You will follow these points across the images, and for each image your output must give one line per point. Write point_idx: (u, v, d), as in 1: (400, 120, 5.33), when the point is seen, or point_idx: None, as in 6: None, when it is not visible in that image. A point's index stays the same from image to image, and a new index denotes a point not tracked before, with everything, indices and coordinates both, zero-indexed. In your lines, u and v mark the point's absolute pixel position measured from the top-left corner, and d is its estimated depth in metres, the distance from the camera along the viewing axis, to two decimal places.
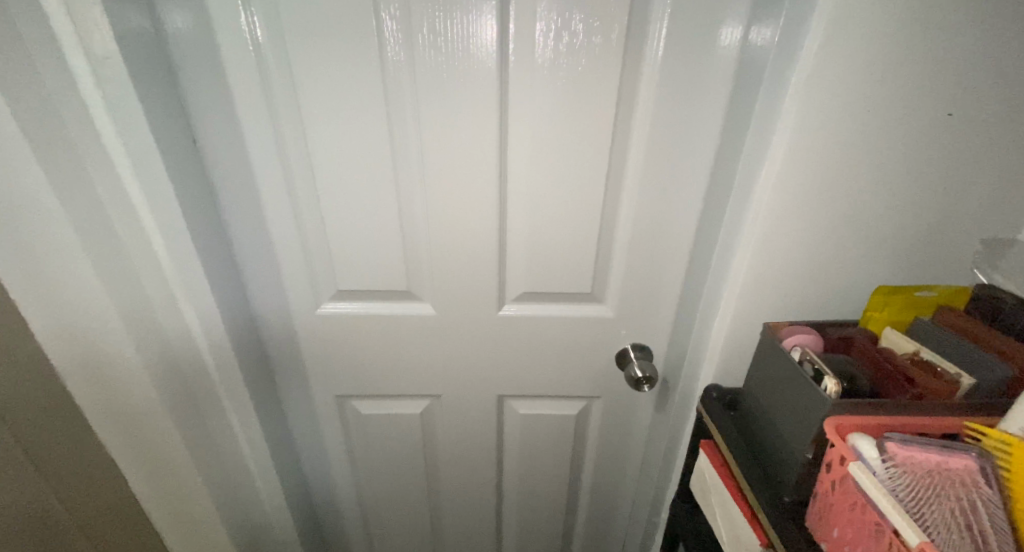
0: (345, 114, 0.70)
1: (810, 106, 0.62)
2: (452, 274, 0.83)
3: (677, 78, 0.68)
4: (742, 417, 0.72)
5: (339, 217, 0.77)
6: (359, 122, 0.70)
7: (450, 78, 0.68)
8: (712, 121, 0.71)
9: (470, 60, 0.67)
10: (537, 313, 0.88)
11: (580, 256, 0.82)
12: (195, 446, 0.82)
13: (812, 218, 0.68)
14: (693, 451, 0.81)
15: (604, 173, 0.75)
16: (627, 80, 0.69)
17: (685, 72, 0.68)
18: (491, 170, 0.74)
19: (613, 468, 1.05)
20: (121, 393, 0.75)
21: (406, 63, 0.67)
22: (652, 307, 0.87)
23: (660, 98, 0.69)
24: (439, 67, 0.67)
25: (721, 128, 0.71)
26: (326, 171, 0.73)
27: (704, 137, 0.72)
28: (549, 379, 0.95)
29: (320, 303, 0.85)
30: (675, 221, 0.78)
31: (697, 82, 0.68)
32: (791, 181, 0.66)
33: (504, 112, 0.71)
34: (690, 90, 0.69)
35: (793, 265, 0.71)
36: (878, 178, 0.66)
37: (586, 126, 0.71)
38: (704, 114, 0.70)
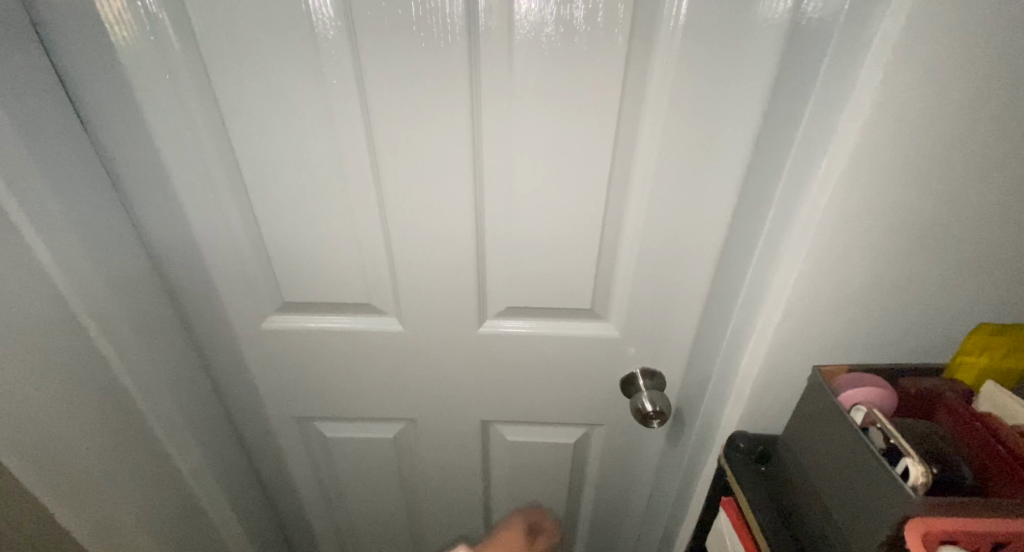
0: (271, 92, 0.55)
1: (903, 81, 0.43)
2: (422, 285, 0.68)
3: (707, 43, 0.51)
4: (777, 475, 0.57)
5: (280, 217, 0.63)
6: (291, 103, 0.55)
7: (402, 48, 0.52)
8: (752, 99, 0.53)
9: (426, 25, 0.51)
10: (525, 331, 0.73)
11: (576, 266, 0.66)
12: (143, 482, 0.68)
13: (889, 230, 0.50)
14: (711, 505, 0.66)
15: (607, 167, 0.58)
16: (639, 47, 0.52)
17: (716, 36, 0.50)
18: (463, 161, 0.58)
19: (617, 501, 0.91)
20: (57, 442, 0.58)
21: (344, 28, 0.51)
22: (665, 327, 0.71)
23: (683, 70, 0.52)
24: (387, 34, 0.51)
25: (763, 109, 0.53)
26: (256, 161, 0.59)
27: (736, 121, 0.55)
28: (541, 404, 0.81)
29: (266, 316, 0.72)
30: (697, 226, 0.62)
31: (733, 48, 0.51)
32: (864, 184, 0.48)
33: (475, 90, 0.54)
34: (722, 60, 0.52)
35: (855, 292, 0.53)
36: (982, 182, 0.48)
37: (582, 108, 0.55)
38: (737, 92, 0.53)
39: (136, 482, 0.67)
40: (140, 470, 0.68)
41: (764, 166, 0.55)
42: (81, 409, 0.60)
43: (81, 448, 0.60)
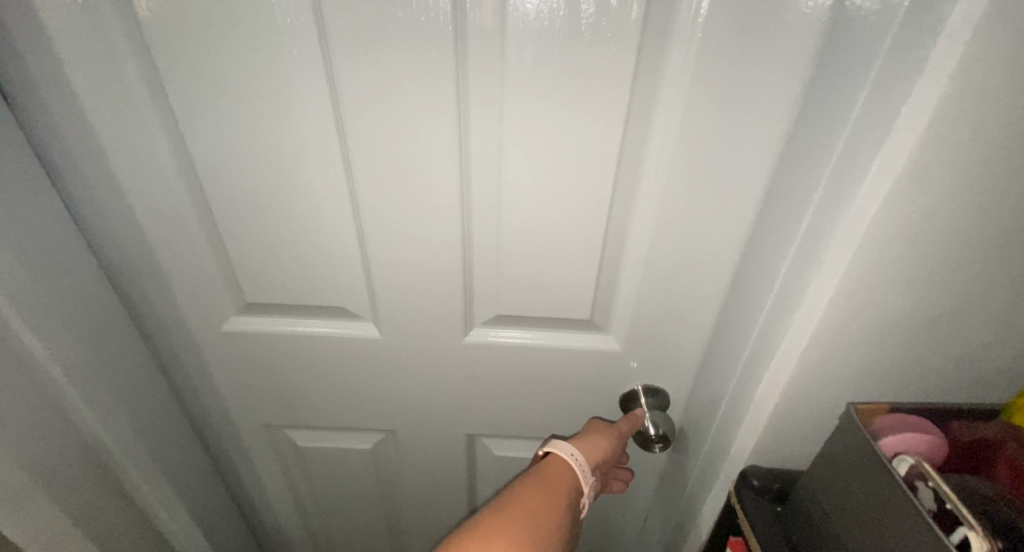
0: (223, 65, 0.47)
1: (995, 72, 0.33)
2: (402, 288, 0.61)
3: (741, 21, 0.42)
4: (794, 516, 0.51)
5: (240, 209, 0.55)
6: (246, 79, 0.47)
7: (376, 17, 0.44)
8: (788, 89, 0.45)
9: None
10: (516, 341, 0.65)
11: (574, 273, 0.59)
12: (94, 502, 0.62)
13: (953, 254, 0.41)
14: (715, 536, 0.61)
15: (614, 163, 0.51)
16: (659, 23, 0.43)
17: (752, 12, 0.42)
18: (448, 151, 0.51)
19: (614, 522, 0.84)
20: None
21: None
22: (672, 342, 0.64)
23: (706, 54, 0.44)
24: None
25: (799, 100, 0.45)
26: (209, 146, 0.51)
27: (764, 114, 0.47)
28: (532, 419, 0.74)
29: (228, 317, 0.65)
30: (713, 231, 0.54)
31: (772, 27, 0.42)
32: (930, 199, 0.39)
33: (462, 69, 0.46)
34: (758, 40, 0.43)
35: (901, 321, 0.45)
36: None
37: (586, 93, 0.47)
38: (768, 79, 0.45)
39: (90, 495, 0.61)
40: (91, 489, 0.61)
41: (794, 166, 0.47)
42: (21, 427, 0.53)
43: (26, 470, 0.54)
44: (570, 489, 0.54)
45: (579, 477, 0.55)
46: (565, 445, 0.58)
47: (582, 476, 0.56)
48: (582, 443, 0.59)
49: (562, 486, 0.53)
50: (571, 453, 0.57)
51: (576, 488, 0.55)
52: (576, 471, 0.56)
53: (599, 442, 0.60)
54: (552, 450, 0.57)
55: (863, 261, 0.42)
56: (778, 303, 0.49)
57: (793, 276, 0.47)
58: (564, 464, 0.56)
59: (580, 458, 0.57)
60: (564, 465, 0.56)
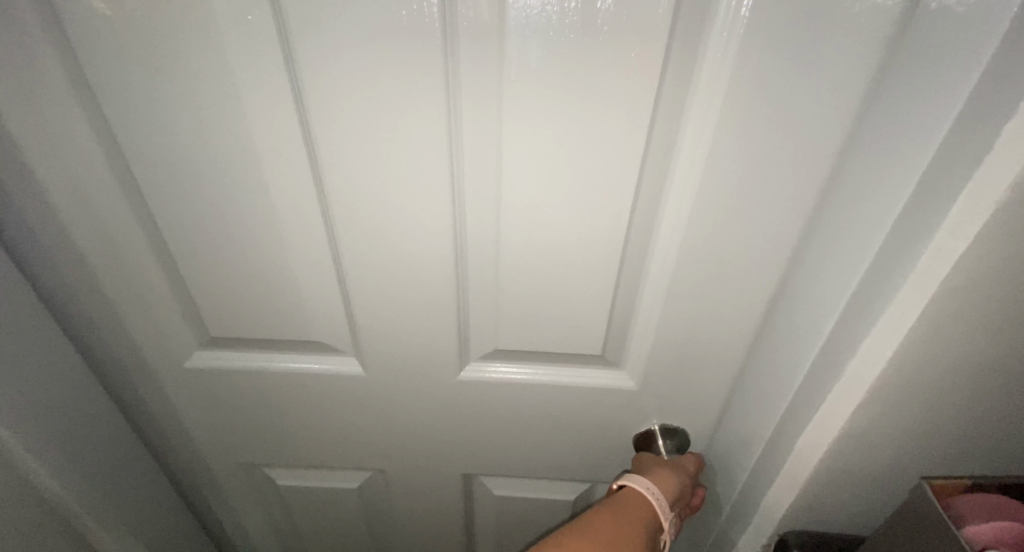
0: (163, 69, 0.39)
1: None
2: (389, 322, 0.54)
3: (791, 18, 0.35)
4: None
5: (199, 236, 0.48)
6: (194, 86, 0.39)
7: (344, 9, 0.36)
8: (846, 95, 0.37)
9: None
10: (518, 377, 0.58)
11: (585, 306, 0.52)
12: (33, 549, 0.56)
13: None
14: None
15: (633, 182, 0.43)
16: (691, 16, 0.35)
17: (806, 3, 0.34)
18: (439, 171, 0.43)
19: None
20: None
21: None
22: (694, 381, 0.57)
23: (748, 58, 0.36)
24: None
25: (859, 109, 0.38)
26: (157, 164, 0.44)
27: (815, 129, 0.39)
28: (537, 459, 0.67)
29: (194, 351, 0.57)
30: (746, 261, 0.47)
31: (830, 25, 0.35)
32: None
33: (452, 71, 0.39)
34: (812, 39, 0.35)
35: (985, 374, 0.38)
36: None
37: (601, 105, 0.39)
38: (822, 88, 0.37)
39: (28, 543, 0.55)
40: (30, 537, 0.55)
41: (849, 190, 0.40)
42: None
43: None
44: (647, 529, 0.47)
45: (657, 516, 0.49)
46: (641, 478, 0.52)
47: (660, 514, 0.49)
48: (657, 477, 0.53)
49: (637, 527, 0.47)
50: (648, 486, 0.50)
51: (653, 528, 0.48)
52: (653, 508, 0.49)
53: (668, 475, 0.53)
54: (627, 482, 0.51)
55: (943, 309, 0.34)
56: (830, 349, 0.41)
57: (851, 320, 0.39)
58: (641, 500, 0.49)
59: (657, 493, 0.50)
60: (640, 500, 0.49)
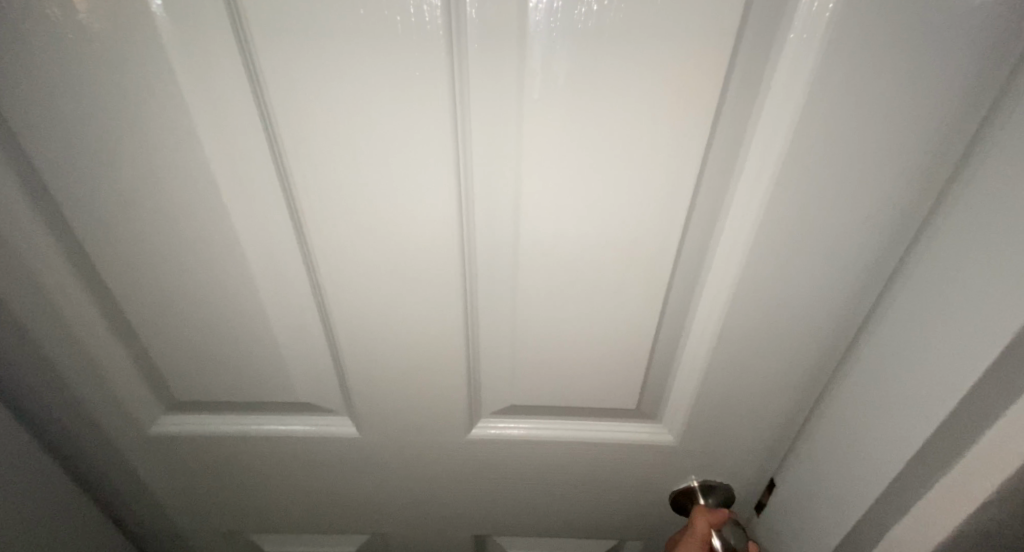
0: (99, 98, 0.31)
1: None
2: (387, 382, 0.46)
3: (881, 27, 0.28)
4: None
5: (157, 291, 0.40)
6: (140, 116, 0.32)
7: (324, 15, 0.28)
8: (948, 115, 0.30)
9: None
10: (537, 436, 0.50)
11: (615, 359, 0.44)
12: None
13: None
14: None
15: (680, 217, 0.36)
16: (759, 23, 0.28)
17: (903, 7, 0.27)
18: (444, 214, 0.36)
19: None
20: None
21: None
22: (738, 436, 0.49)
23: (826, 76, 0.29)
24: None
25: (957, 133, 0.31)
26: (100, 209, 0.36)
27: (901, 158, 0.32)
28: (556, 518, 0.59)
29: (160, 415, 0.50)
30: (808, 307, 0.40)
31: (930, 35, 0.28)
32: None
33: (460, 91, 0.31)
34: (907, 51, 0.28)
35: None
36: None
37: (641, 134, 0.32)
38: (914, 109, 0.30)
39: None
40: None
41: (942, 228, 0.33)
42: None
43: None
44: None
45: None
46: None
47: None
48: None
49: None
50: None
51: None
52: None
53: None
54: None
55: None
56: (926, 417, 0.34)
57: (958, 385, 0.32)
58: None
59: None
60: None
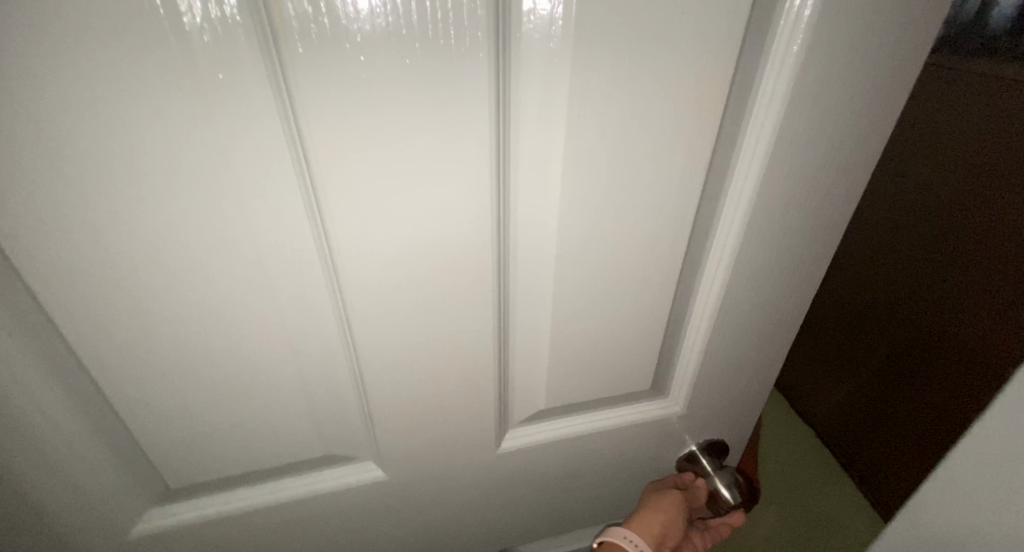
0: (109, 169, 0.27)
1: None
2: (419, 419, 0.45)
3: (845, 53, 0.34)
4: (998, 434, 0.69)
5: (155, 360, 0.35)
6: (149, 160, 0.28)
7: (372, 46, 0.27)
8: (883, 113, 0.38)
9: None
10: (562, 440, 0.52)
11: (633, 352, 0.48)
12: None
13: None
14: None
15: (690, 209, 0.40)
16: (753, 52, 0.34)
17: (860, 35, 0.34)
18: (484, 246, 0.36)
19: None
20: None
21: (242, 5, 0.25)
22: (730, 397, 0.56)
23: (807, 93, 0.35)
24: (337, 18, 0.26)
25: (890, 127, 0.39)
26: (84, 273, 0.30)
27: (853, 151, 0.40)
28: (577, 511, 0.62)
29: (144, 517, 0.42)
30: (786, 276, 0.47)
31: (876, 56, 0.35)
32: None
33: (504, 112, 0.31)
34: (861, 69, 0.35)
35: None
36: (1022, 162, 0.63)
37: (662, 150, 0.36)
38: (864, 113, 0.38)
39: None
40: None
41: None
42: None
43: None
44: None
45: None
46: (621, 528, 0.48)
47: None
48: (640, 521, 0.49)
49: None
50: (627, 535, 0.47)
51: None
52: None
53: (659, 513, 0.50)
54: (606, 537, 0.47)
55: None
56: None
57: None
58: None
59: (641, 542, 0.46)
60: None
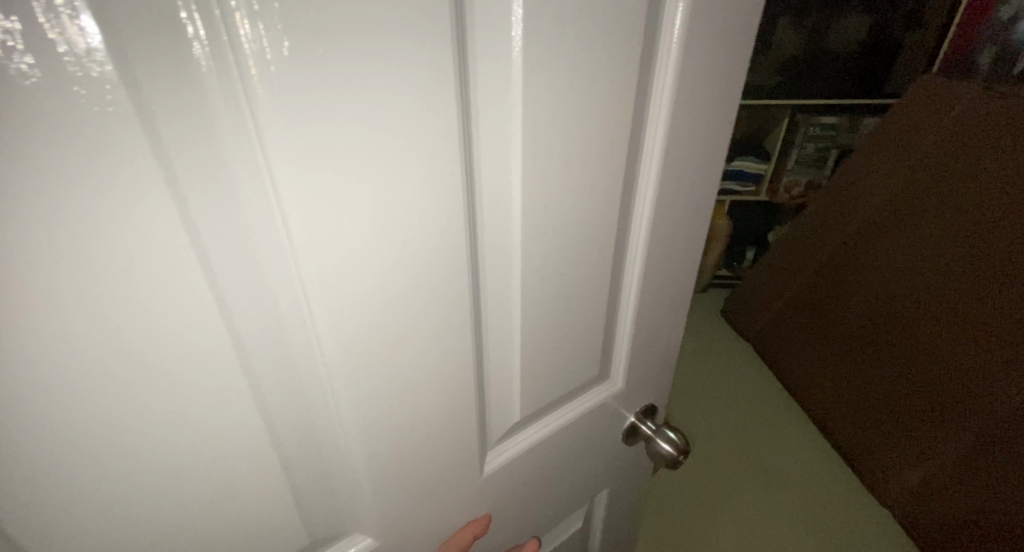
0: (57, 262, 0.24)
1: None
2: (408, 468, 0.43)
3: (707, 71, 0.43)
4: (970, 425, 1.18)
5: (97, 456, 0.30)
6: (98, 235, 0.24)
7: (355, 112, 0.27)
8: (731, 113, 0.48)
9: (395, 43, 0.26)
10: (535, 447, 0.54)
11: (583, 346, 0.52)
12: None
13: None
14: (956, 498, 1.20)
15: (616, 206, 0.45)
16: (647, 74, 0.40)
17: (714, 56, 0.42)
18: (462, 282, 0.37)
19: (617, 540, 0.84)
20: None
21: (213, 44, 0.23)
22: (653, 364, 0.64)
23: (686, 105, 0.43)
24: (317, 55, 0.24)
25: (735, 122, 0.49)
26: (18, 375, 0.25)
27: (717, 144, 0.49)
28: (551, 509, 0.65)
29: None
30: (683, 252, 0.55)
31: (725, 70, 0.44)
32: None
33: (470, 139, 0.33)
34: (718, 80, 0.44)
35: None
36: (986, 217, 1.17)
37: (590, 165, 0.41)
38: (721, 113, 0.47)
39: None
40: None
41: None
42: None
43: None
44: None
45: None
46: None
47: None
48: None
49: None
50: None
51: None
52: None
53: None
54: None
55: None
56: None
57: None
58: None
59: None
60: None
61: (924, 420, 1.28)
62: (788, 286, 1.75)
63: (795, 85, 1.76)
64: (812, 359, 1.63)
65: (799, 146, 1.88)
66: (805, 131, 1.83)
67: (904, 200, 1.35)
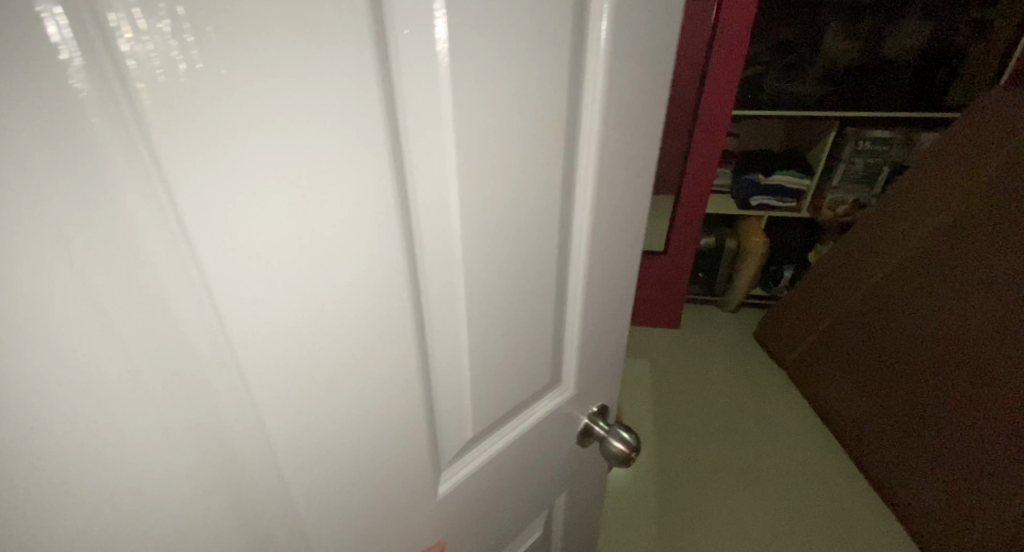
0: None
1: None
2: (357, 499, 0.41)
3: (633, 77, 0.43)
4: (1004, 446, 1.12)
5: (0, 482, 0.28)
6: None
7: (269, 137, 0.25)
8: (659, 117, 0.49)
9: (312, 61, 0.25)
10: (490, 462, 0.53)
11: (533, 355, 0.52)
12: None
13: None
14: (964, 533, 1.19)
15: (555, 214, 0.45)
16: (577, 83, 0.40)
17: (638, 63, 0.43)
18: (404, 305, 0.36)
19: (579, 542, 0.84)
20: None
21: (88, 60, 0.19)
22: (602, 365, 0.65)
23: (615, 111, 0.44)
24: (222, 78, 0.22)
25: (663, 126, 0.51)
26: None
27: (648, 147, 0.50)
28: (510, 521, 0.64)
29: None
30: (623, 254, 0.56)
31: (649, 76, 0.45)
32: None
33: (401, 158, 0.31)
34: (643, 86, 0.45)
35: None
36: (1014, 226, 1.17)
37: (527, 174, 0.40)
38: (649, 118, 0.48)
39: None
40: None
41: None
42: None
43: None
44: None
45: None
46: None
47: None
48: None
49: None
50: None
51: None
52: None
53: None
54: None
55: None
56: None
57: None
58: None
59: None
60: None
61: (944, 442, 1.26)
62: (802, 320, 1.74)
63: (850, 94, 1.65)
64: (828, 394, 1.62)
65: (847, 162, 1.75)
66: (854, 144, 1.71)
67: (952, 231, 1.33)
